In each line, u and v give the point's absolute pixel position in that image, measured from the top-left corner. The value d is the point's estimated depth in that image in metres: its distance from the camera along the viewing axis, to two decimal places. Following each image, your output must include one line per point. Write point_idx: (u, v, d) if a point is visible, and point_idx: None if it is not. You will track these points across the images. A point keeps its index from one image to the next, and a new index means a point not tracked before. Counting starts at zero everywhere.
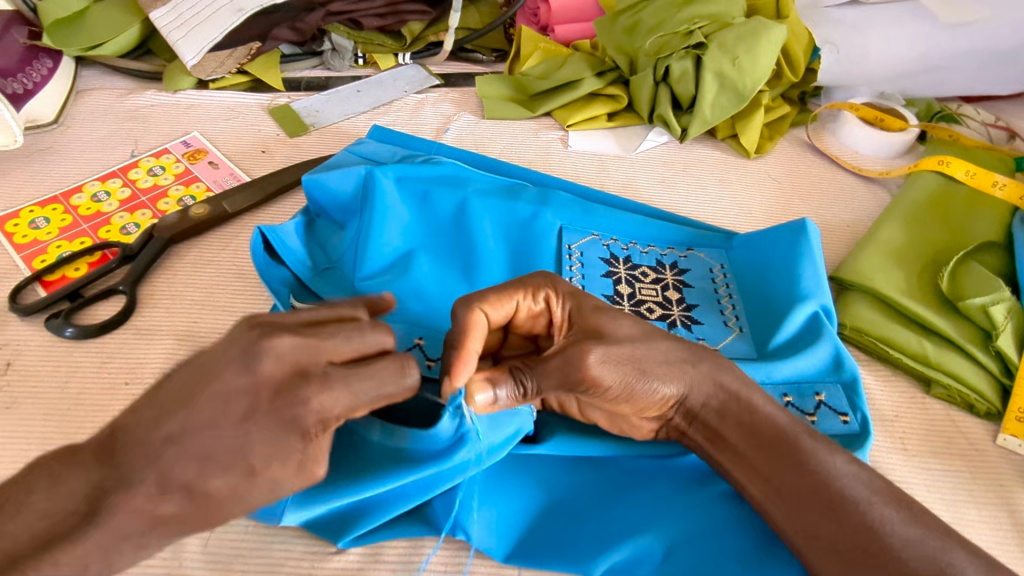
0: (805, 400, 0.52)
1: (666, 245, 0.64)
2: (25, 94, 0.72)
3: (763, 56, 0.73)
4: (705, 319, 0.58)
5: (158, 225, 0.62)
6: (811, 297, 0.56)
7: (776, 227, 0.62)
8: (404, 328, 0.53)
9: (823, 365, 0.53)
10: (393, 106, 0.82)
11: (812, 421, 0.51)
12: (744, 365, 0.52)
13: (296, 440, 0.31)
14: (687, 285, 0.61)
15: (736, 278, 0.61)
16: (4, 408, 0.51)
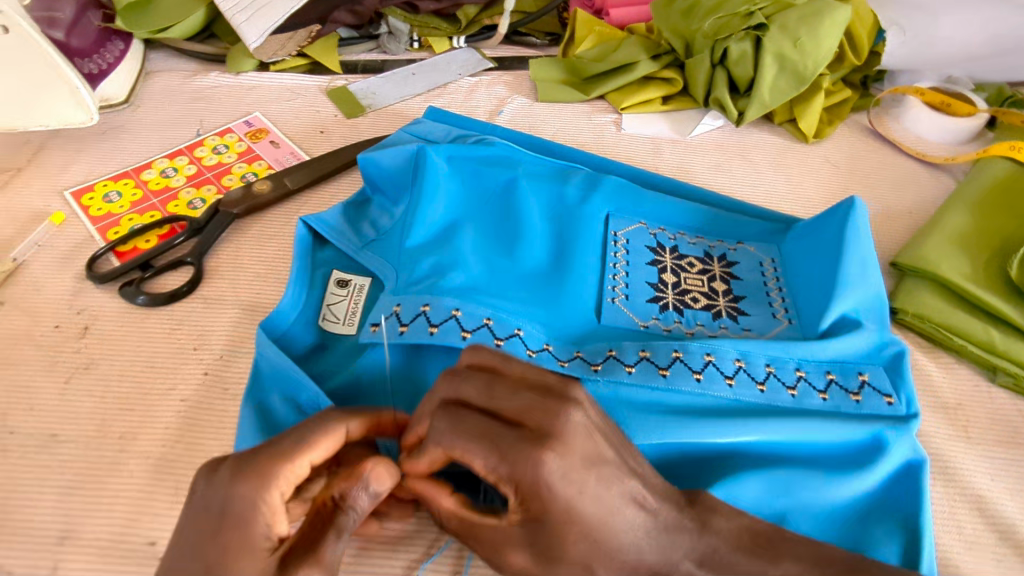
0: (848, 378, 0.50)
1: (716, 238, 0.63)
2: (99, 74, 0.76)
3: (827, 39, 0.70)
4: (752, 310, 0.57)
5: (224, 201, 0.64)
6: (861, 282, 0.54)
7: (825, 208, 0.59)
8: (443, 298, 0.52)
9: (867, 348, 0.52)
10: (447, 89, 0.83)
11: (856, 400, 0.49)
12: (785, 343, 0.51)
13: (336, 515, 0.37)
14: (735, 277, 0.59)
15: (789, 269, 0.59)
16: (83, 368, 0.54)
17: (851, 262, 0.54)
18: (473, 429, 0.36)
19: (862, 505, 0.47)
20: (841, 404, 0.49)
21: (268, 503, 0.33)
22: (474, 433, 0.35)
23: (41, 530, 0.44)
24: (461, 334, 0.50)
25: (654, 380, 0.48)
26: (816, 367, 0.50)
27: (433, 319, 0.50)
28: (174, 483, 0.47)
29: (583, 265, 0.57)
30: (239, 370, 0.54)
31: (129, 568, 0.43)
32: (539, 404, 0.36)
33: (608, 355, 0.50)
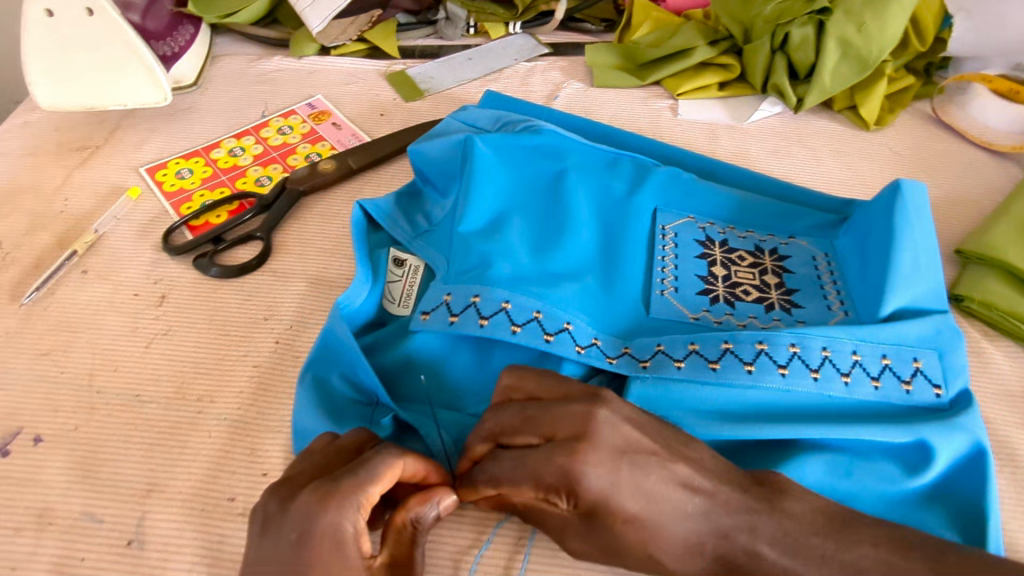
0: (902, 364, 0.49)
1: (768, 232, 0.62)
2: (173, 56, 0.78)
3: (893, 24, 0.69)
4: (806, 303, 0.56)
5: (291, 178, 0.66)
6: (913, 279, 0.53)
7: (874, 199, 0.58)
8: (492, 289, 0.52)
9: (922, 334, 0.51)
10: (503, 74, 0.84)
11: (907, 390, 0.48)
12: (838, 330, 0.50)
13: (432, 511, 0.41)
14: (788, 271, 0.58)
15: (844, 265, 0.58)
16: (162, 333, 0.56)
17: (904, 256, 0.53)
18: (517, 455, 0.39)
19: (926, 489, 0.46)
20: (891, 394, 0.48)
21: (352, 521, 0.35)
22: (516, 457, 0.39)
23: (129, 482, 0.47)
24: (510, 327, 0.50)
25: (703, 373, 0.48)
26: (871, 350, 0.49)
27: (483, 311, 0.51)
28: (251, 444, 0.49)
29: (630, 260, 0.57)
30: (309, 340, 0.56)
31: (212, 521, 0.45)
32: (570, 414, 0.40)
33: (656, 351, 0.50)
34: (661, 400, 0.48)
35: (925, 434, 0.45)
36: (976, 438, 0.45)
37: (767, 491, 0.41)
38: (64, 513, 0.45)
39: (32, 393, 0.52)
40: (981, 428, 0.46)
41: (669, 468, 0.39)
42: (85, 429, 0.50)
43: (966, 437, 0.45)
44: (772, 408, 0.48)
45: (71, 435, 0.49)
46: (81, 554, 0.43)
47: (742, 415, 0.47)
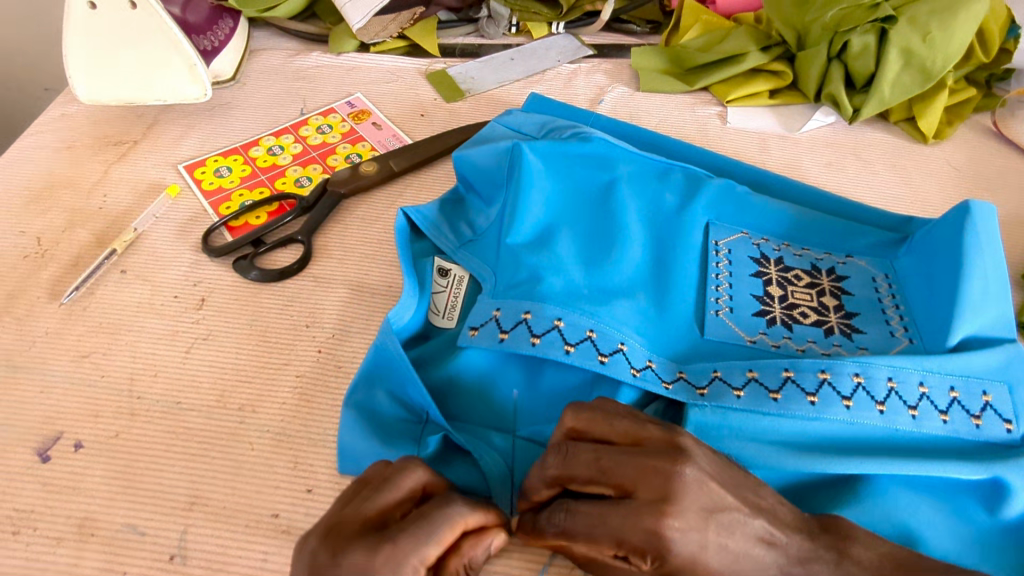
0: (972, 398, 0.47)
1: (824, 250, 0.60)
2: (212, 51, 0.77)
3: (960, 34, 0.66)
4: (867, 327, 0.54)
5: (333, 180, 0.65)
6: (981, 306, 0.51)
7: (939, 220, 0.56)
8: (543, 304, 0.51)
9: (991, 365, 0.49)
10: (546, 75, 0.82)
11: (977, 425, 0.46)
12: (903, 360, 0.48)
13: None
14: (846, 292, 0.56)
15: (905, 289, 0.56)
16: (202, 339, 0.55)
17: (974, 282, 0.51)
18: (593, 511, 0.37)
19: (999, 530, 0.44)
20: (960, 429, 0.46)
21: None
22: (595, 513, 0.37)
23: (170, 495, 0.46)
24: (563, 347, 0.48)
25: (763, 404, 0.46)
26: (938, 382, 0.47)
27: (535, 329, 0.49)
28: (293, 458, 0.48)
29: (683, 278, 0.55)
30: (352, 350, 0.55)
31: (254, 539, 0.44)
32: (650, 468, 0.38)
33: (714, 377, 0.48)
34: (718, 429, 0.46)
35: (999, 470, 0.43)
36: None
37: (836, 539, 0.39)
38: (105, 524, 0.44)
39: (71, 396, 0.51)
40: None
41: (747, 516, 0.38)
42: (126, 436, 0.49)
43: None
44: (836, 441, 0.46)
45: (112, 443, 0.48)
46: (123, 568, 0.42)
47: (804, 447, 0.46)
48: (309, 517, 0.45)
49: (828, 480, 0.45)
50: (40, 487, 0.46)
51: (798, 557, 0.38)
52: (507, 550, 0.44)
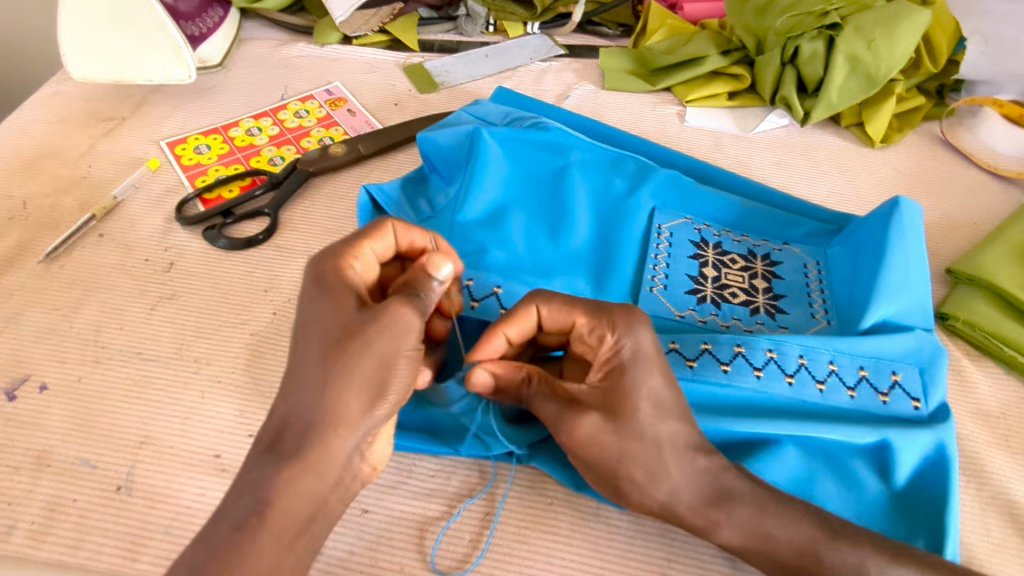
0: (880, 377, 0.50)
1: (761, 236, 0.63)
2: (200, 37, 0.81)
3: (902, 43, 0.70)
4: (790, 309, 0.57)
5: (302, 159, 0.69)
6: (898, 292, 0.54)
7: (868, 216, 0.59)
8: (484, 274, 0.56)
9: (903, 349, 0.51)
10: (518, 72, 0.86)
11: (884, 401, 0.49)
12: (813, 338, 0.51)
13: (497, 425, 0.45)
14: (776, 276, 0.59)
15: (833, 276, 0.59)
16: (167, 298, 0.59)
17: (892, 271, 0.54)
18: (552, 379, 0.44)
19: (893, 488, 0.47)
20: (867, 403, 0.49)
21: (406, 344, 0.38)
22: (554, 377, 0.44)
23: (123, 434, 0.49)
24: (500, 311, 0.54)
25: (679, 369, 0.50)
26: (848, 362, 0.50)
27: (475, 293, 0.55)
28: (240, 406, 0.51)
29: (624, 256, 0.59)
30: None
31: (196, 476, 0.47)
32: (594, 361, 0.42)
33: None
34: None
35: (889, 433, 0.47)
36: (939, 439, 0.47)
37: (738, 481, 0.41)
38: (61, 457, 0.48)
39: (41, 343, 0.55)
40: (949, 431, 0.48)
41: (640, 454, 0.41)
42: (88, 381, 0.53)
43: (931, 435, 0.47)
44: (748, 406, 0.49)
45: (75, 386, 0.52)
46: (73, 496, 0.46)
47: (716, 412, 0.49)
48: None
49: (738, 446, 0.49)
50: (5, 421, 0.50)
51: (696, 491, 0.40)
52: (429, 494, 0.47)
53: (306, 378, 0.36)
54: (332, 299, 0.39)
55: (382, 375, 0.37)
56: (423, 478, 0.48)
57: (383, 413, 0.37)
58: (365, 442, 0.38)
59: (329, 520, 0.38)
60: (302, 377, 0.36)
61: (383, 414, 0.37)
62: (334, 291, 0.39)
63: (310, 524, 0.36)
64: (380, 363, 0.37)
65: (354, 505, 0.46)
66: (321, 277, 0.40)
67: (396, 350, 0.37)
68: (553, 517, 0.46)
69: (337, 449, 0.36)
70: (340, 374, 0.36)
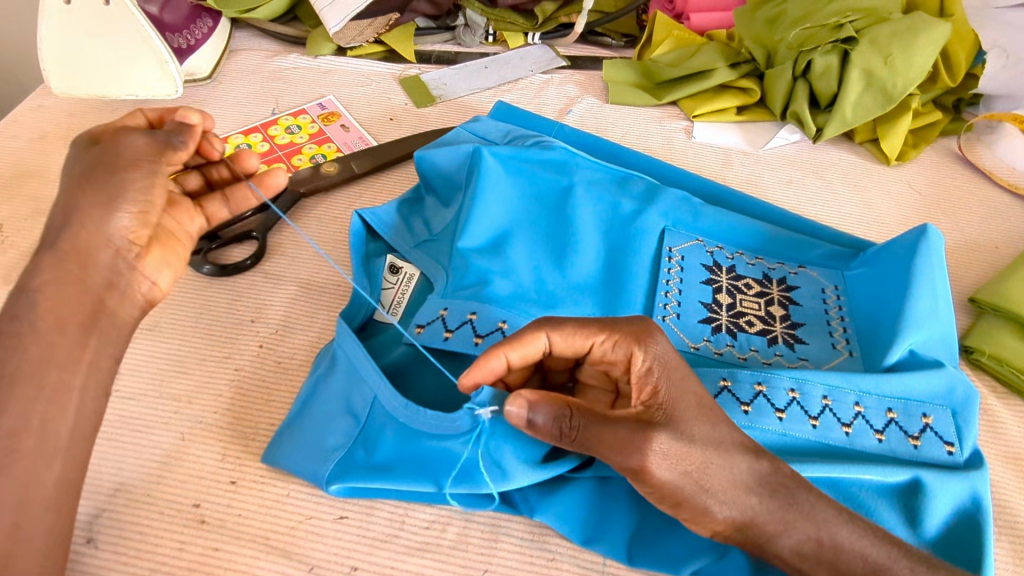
0: (911, 420, 0.47)
1: (777, 259, 0.59)
2: (188, 49, 0.78)
3: (920, 56, 0.67)
4: (810, 339, 0.54)
5: (293, 179, 0.66)
6: (926, 323, 0.50)
7: (892, 241, 0.56)
8: (490, 307, 0.52)
9: (935, 388, 0.48)
10: (518, 84, 0.83)
11: (915, 446, 0.46)
12: (838, 377, 0.47)
13: (570, 433, 0.37)
14: (794, 303, 0.56)
15: (853, 302, 0.56)
16: (148, 329, 0.56)
17: (919, 303, 0.51)
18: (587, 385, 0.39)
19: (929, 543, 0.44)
20: (897, 448, 0.46)
21: (141, 168, 0.45)
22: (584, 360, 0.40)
23: (98, 481, 0.46)
24: None
25: None
26: (875, 403, 0.47)
27: (479, 329, 0.51)
28: (224, 449, 0.48)
29: (634, 282, 0.56)
30: (293, 347, 0.55)
31: (173, 527, 0.44)
32: (630, 332, 0.41)
33: None
34: None
35: (920, 470, 0.44)
36: (974, 489, 0.44)
37: (761, 547, 0.38)
38: None
39: None
40: (983, 480, 0.45)
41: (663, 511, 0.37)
42: None
43: (964, 483, 0.44)
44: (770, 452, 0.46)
45: None
46: None
47: None
48: (229, 508, 0.45)
49: None
50: None
51: None
52: (425, 550, 0.44)
53: (65, 196, 0.44)
54: (91, 152, 0.46)
55: (119, 192, 0.44)
56: (417, 531, 0.45)
57: (129, 218, 0.44)
58: (131, 252, 0.45)
59: (118, 324, 0.44)
60: (62, 199, 0.44)
61: (128, 218, 0.44)
62: (93, 145, 0.47)
63: (95, 322, 0.42)
64: (110, 178, 0.44)
65: (343, 561, 0.43)
66: (87, 137, 0.48)
67: (124, 160, 0.45)
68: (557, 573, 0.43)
69: (89, 246, 0.43)
70: (80, 186, 0.43)
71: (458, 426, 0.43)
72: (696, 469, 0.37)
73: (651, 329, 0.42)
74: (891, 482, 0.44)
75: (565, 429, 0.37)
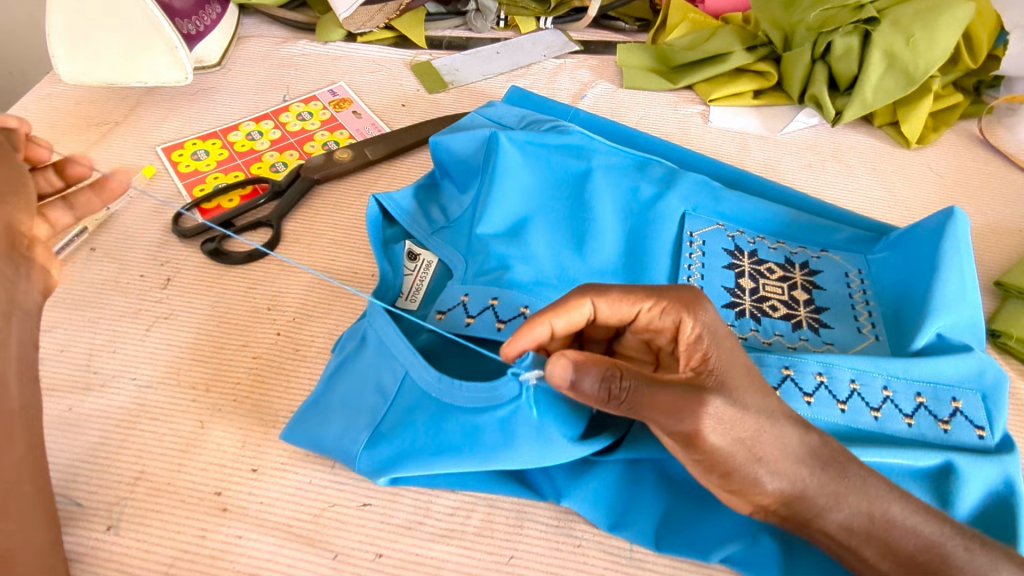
0: (940, 405, 0.46)
1: (799, 242, 0.58)
2: (197, 35, 0.77)
3: (944, 36, 0.66)
4: (835, 324, 0.53)
5: (306, 166, 0.65)
6: (955, 306, 0.50)
7: (917, 224, 0.55)
8: (512, 292, 0.51)
9: (964, 372, 0.47)
10: (531, 70, 0.82)
11: (945, 430, 0.45)
12: (866, 361, 0.47)
13: (619, 396, 0.36)
14: (818, 287, 0.55)
15: (878, 286, 0.55)
16: (163, 317, 0.55)
17: (946, 285, 0.50)
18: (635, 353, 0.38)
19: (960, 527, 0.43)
20: (926, 432, 0.45)
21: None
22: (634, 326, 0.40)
23: (117, 469, 0.46)
24: None
25: None
26: (904, 388, 0.46)
27: (501, 315, 0.50)
28: (242, 436, 0.48)
29: (655, 268, 0.55)
30: (311, 334, 0.55)
31: (193, 515, 0.44)
32: (680, 298, 0.41)
33: None
34: None
35: (952, 455, 0.44)
36: (1006, 473, 0.44)
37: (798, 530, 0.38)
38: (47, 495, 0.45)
39: None
40: (1015, 464, 0.44)
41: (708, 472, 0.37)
42: (79, 410, 0.49)
43: (995, 467, 0.44)
44: None
45: (67, 417, 0.49)
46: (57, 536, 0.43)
47: None
48: (251, 495, 0.45)
49: None
50: None
51: None
52: (452, 535, 0.44)
53: None
54: None
55: None
56: (441, 517, 0.44)
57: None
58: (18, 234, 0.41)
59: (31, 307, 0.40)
60: None
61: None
62: None
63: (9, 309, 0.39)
64: None
65: (368, 548, 0.43)
66: None
67: None
68: (584, 559, 0.43)
69: None
70: None
71: (498, 396, 0.42)
72: (734, 450, 0.36)
73: (699, 295, 0.42)
74: (921, 465, 0.43)
75: (615, 392, 0.36)
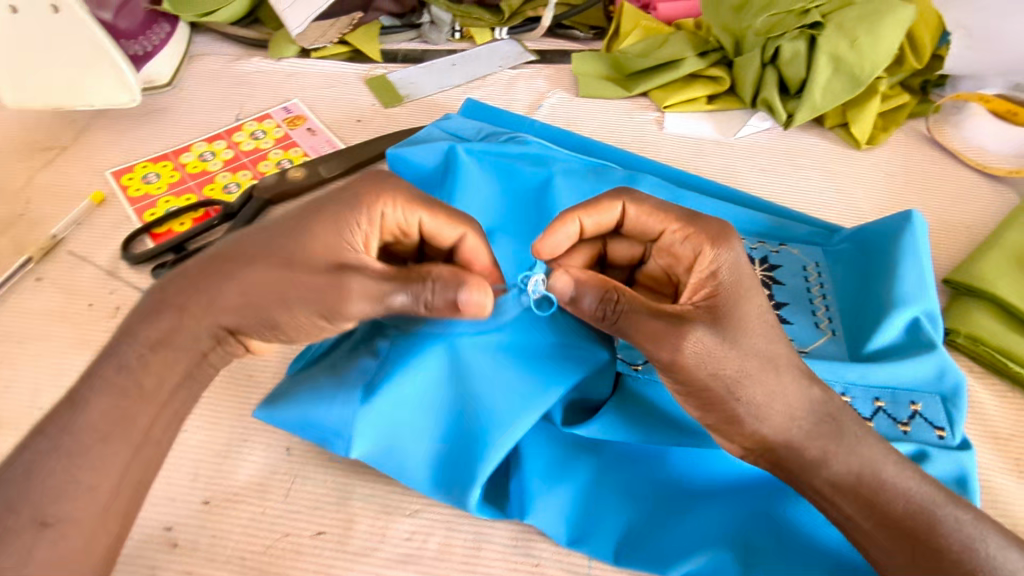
0: (898, 407, 0.47)
1: (757, 239, 0.58)
2: (144, 56, 0.76)
3: (887, 40, 0.68)
4: (795, 319, 0.53)
5: (258, 187, 0.64)
6: (915, 298, 0.50)
7: (877, 223, 0.56)
8: None
9: (923, 373, 0.48)
10: (487, 80, 0.81)
11: (904, 432, 0.46)
12: (823, 365, 0.47)
13: (618, 318, 0.38)
14: (777, 282, 0.55)
15: (836, 281, 0.55)
16: None
17: (906, 279, 0.51)
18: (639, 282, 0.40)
19: None
20: (886, 433, 0.46)
21: None
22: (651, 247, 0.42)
23: None
24: None
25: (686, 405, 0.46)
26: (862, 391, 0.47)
27: None
28: (194, 468, 0.47)
29: None
30: (265, 359, 0.54)
31: (143, 552, 0.43)
32: (712, 226, 0.42)
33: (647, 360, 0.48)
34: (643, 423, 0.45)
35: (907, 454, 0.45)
36: (961, 474, 0.45)
37: None
38: None
39: None
40: (971, 464, 0.45)
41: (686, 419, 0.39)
42: None
43: (950, 468, 0.45)
44: None
45: None
46: None
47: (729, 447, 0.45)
48: (203, 529, 0.44)
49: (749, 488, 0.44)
50: None
51: None
52: (410, 559, 0.43)
53: None
54: None
55: None
56: (398, 542, 0.44)
57: None
58: None
59: None
60: None
61: None
62: None
63: None
64: None
65: None
66: None
67: None
68: None
69: None
70: None
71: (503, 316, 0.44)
72: None
73: (731, 232, 0.43)
74: None
75: (608, 313, 0.39)
